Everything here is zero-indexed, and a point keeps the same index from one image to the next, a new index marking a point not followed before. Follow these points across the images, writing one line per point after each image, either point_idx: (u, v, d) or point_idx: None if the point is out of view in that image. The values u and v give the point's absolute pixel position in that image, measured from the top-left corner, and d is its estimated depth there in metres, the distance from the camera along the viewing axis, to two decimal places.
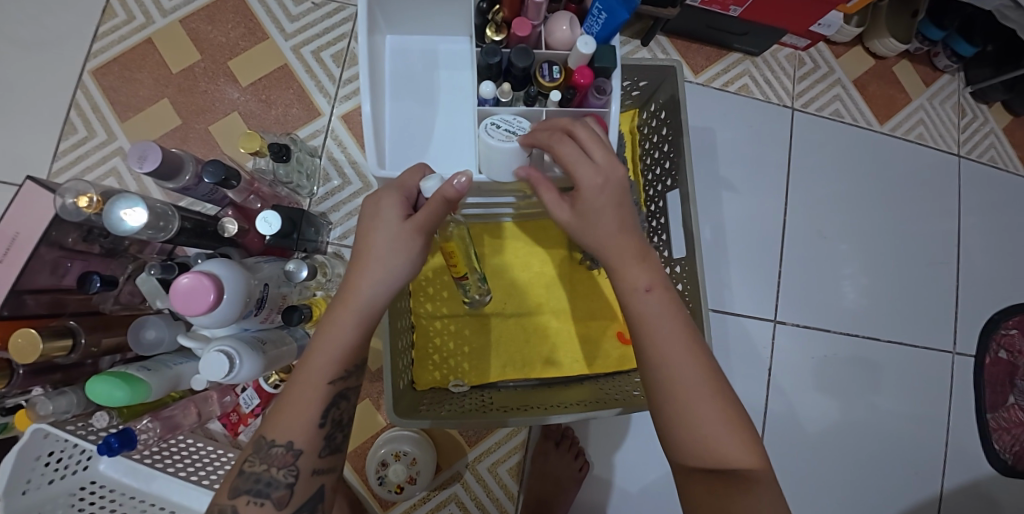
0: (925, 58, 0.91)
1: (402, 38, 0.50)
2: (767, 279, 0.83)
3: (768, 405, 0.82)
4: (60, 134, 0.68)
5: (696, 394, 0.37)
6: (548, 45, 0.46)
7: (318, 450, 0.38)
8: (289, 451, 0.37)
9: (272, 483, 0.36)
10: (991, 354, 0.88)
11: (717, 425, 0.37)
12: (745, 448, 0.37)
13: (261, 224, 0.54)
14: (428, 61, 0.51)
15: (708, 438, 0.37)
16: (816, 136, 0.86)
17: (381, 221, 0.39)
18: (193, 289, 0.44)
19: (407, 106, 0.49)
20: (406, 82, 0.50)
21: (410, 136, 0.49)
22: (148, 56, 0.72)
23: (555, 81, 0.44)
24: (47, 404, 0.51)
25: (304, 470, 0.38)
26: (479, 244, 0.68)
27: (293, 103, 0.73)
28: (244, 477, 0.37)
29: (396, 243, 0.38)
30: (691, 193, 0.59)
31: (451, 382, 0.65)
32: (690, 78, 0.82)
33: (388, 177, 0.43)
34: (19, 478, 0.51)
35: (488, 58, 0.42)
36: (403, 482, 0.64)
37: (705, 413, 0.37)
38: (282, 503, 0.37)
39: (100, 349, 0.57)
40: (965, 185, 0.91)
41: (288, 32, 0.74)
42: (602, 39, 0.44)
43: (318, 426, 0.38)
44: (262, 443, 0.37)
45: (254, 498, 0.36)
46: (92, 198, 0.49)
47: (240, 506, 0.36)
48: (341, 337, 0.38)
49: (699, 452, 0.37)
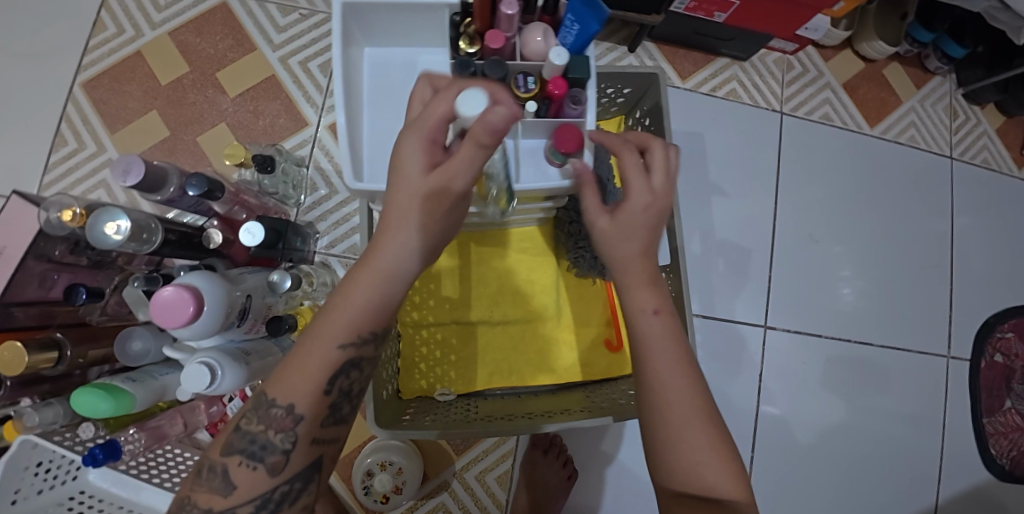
0: (916, 60, 0.90)
1: (382, 51, 0.49)
2: (756, 283, 0.82)
3: (760, 410, 0.81)
4: (51, 147, 0.69)
5: (688, 423, 0.38)
6: (523, 56, 0.46)
7: (321, 419, 0.35)
8: (289, 415, 0.34)
9: (267, 447, 0.34)
10: (987, 358, 0.88)
11: (708, 457, 0.38)
12: (731, 476, 0.38)
13: (244, 235, 0.54)
14: (408, 73, 0.48)
15: (703, 473, 0.38)
16: (806, 139, 0.85)
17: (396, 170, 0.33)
18: (173, 301, 0.44)
19: (381, 120, 0.47)
20: (383, 95, 0.48)
21: (389, 147, 0.46)
22: (137, 69, 0.72)
23: (529, 92, 0.43)
24: (33, 416, 0.53)
25: (304, 437, 0.35)
26: (457, 256, 0.68)
27: (280, 114, 0.73)
28: (240, 435, 0.34)
29: (425, 196, 0.33)
30: None
31: (437, 391, 0.66)
32: (677, 83, 0.82)
33: (364, 190, 0.42)
34: (10, 484, 0.51)
35: (462, 70, 0.42)
36: (389, 491, 0.64)
37: (701, 453, 0.38)
38: (276, 470, 0.34)
39: (87, 360, 0.58)
40: (958, 186, 0.90)
41: (275, 42, 0.74)
42: (575, 50, 0.44)
43: (324, 394, 0.35)
44: (263, 400, 0.34)
45: (248, 460, 0.34)
46: (76, 211, 0.50)
47: (231, 467, 0.34)
48: (356, 305, 0.35)
49: (688, 481, 0.38)
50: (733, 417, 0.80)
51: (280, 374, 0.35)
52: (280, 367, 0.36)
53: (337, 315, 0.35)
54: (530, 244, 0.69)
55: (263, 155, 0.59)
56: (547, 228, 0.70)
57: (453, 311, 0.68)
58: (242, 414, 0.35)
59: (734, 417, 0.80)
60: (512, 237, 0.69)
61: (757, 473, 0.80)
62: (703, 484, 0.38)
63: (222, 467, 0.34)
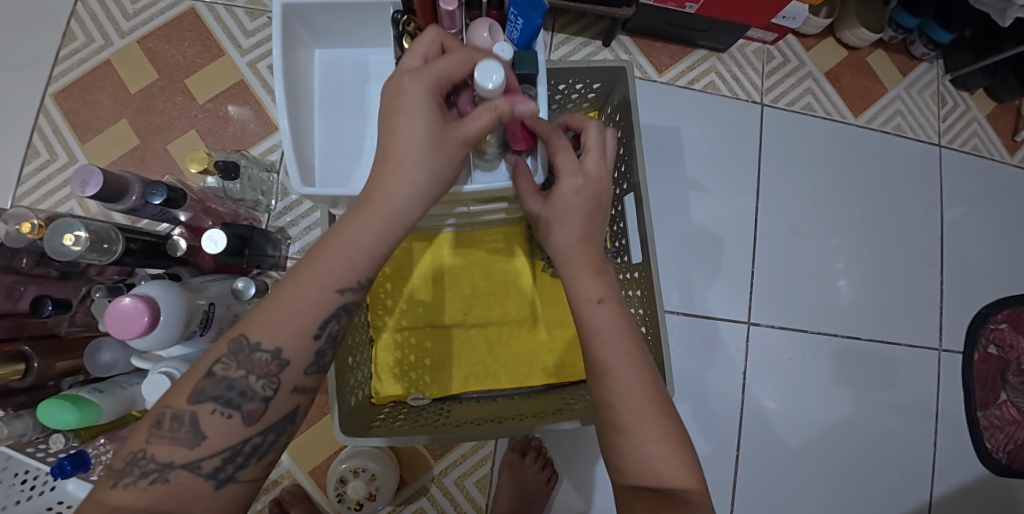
0: (901, 47, 0.88)
1: (333, 51, 0.48)
2: (740, 278, 0.81)
3: (747, 408, 0.79)
4: (24, 158, 0.69)
5: (639, 416, 0.38)
6: None
7: (306, 365, 0.33)
8: (274, 360, 0.31)
9: (247, 393, 0.31)
10: (980, 350, 0.86)
11: (661, 446, 0.37)
12: (685, 470, 0.37)
13: (206, 243, 0.53)
14: (358, 74, 0.48)
15: (658, 463, 0.37)
16: (789, 131, 0.84)
17: (401, 109, 0.32)
18: (128, 313, 0.44)
19: (337, 118, 0.46)
20: (336, 97, 0.47)
21: (341, 149, 0.46)
22: (107, 78, 0.72)
23: None
24: (3, 428, 0.53)
25: (286, 385, 0.32)
26: (432, 258, 0.67)
27: (250, 119, 0.72)
28: (215, 381, 0.31)
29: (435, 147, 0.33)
30: (645, 196, 0.57)
31: (411, 395, 0.65)
32: (654, 77, 0.80)
33: (312, 193, 0.41)
34: None
35: None
36: (363, 498, 0.63)
37: (654, 445, 0.37)
38: (253, 418, 0.31)
39: (56, 372, 0.58)
40: (948, 175, 0.88)
41: (244, 47, 0.74)
42: (523, 46, 0.43)
43: (314, 337, 0.32)
44: (242, 343, 0.31)
45: (222, 408, 0.31)
46: (34, 223, 0.50)
47: (203, 414, 0.30)
48: (354, 243, 0.32)
49: (642, 474, 0.37)
50: (719, 417, 0.78)
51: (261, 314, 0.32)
52: (258, 306, 0.32)
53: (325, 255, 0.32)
54: (504, 246, 0.68)
55: (225, 162, 0.58)
56: (521, 229, 0.69)
57: (428, 314, 0.67)
58: (218, 357, 0.31)
59: (720, 416, 0.78)
60: (485, 237, 0.68)
61: (744, 472, 0.78)
62: (656, 477, 0.37)
63: (190, 416, 0.30)
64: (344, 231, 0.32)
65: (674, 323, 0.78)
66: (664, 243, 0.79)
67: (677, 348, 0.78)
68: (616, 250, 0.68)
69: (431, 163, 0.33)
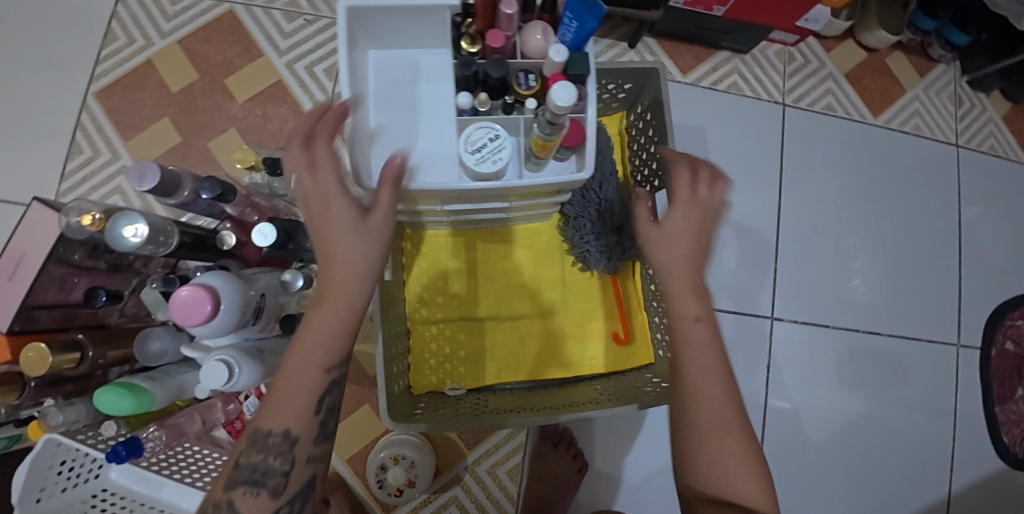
0: (918, 49, 0.90)
1: (386, 54, 0.50)
2: (763, 276, 0.82)
3: (771, 404, 0.81)
4: (67, 154, 0.71)
5: (722, 433, 0.40)
6: (524, 55, 0.46)
7: (314, 437, 0.38)
8: (285, 440, 0.36)
9: (268, 472, 0.36)
10: (997, 346, 0.87)
11: (738, 465, 0.40)
12: (754, 490, 0.40)
13: (257, 236, 0.55)
14: (409, 74, 0.50)
15: (731, 481, 0.40)
16: (809, 131, 0.86)
17: (320, 215, 0.36)
18: (191, 301, 0.46)
19: (392, 118, 0.49)
20: (389, 97, 0.49)
21: (394, 146, 0.48)
22: (148, 77, 0.74)
23: (530, 89, 0.44)
24: (57, 415, 0.55)
25: (301, 457, 0.37)
26: (465, 254, 0.69)
27: (288, 118, 0.74)
28: (241, 468, 0.36)
29: (354, 233, 0.36)
30: None
31: (448, 385, 0.67)
32: (679, 78, 0.82)
33: None
34: (34, 483, 0.56)
35: (464, 69, 0.43)
36: (402, 485, 0.65)
37: (730, 461, 0.40)
38: (278, 492, 0.36)
39: (107, 361, 0.60)
40: (965, 175, 0.90)
41: (282, 48, 0.76)
42: (574, 47, 0.45)
43: (316, 412, 0.37)
44: (258, 434, 0.36)
45: (250, 489, 0.35)
46: (95, 216, 0.51)
47: (236, 498, 0.35)
48: (320, 330, 0.36)
49: (716, 487, 0.40)
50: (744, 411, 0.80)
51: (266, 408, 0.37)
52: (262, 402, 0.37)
53: (297, 348, 0.37)
54: (536, 241, 0.71)
55: (273, 158, 0.60)
56: (553, 226, 0.71)
57: (462, 307, 0.69)
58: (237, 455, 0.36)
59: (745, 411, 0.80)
60: (519, 232, 0.70)
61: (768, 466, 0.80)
62: (729, 491, 0.39)
63: (227, 502, 0.35)
64: (320, 318, 0.37)
65: None
66: None
67: None
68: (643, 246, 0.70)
69: (361, 246, 0.36)
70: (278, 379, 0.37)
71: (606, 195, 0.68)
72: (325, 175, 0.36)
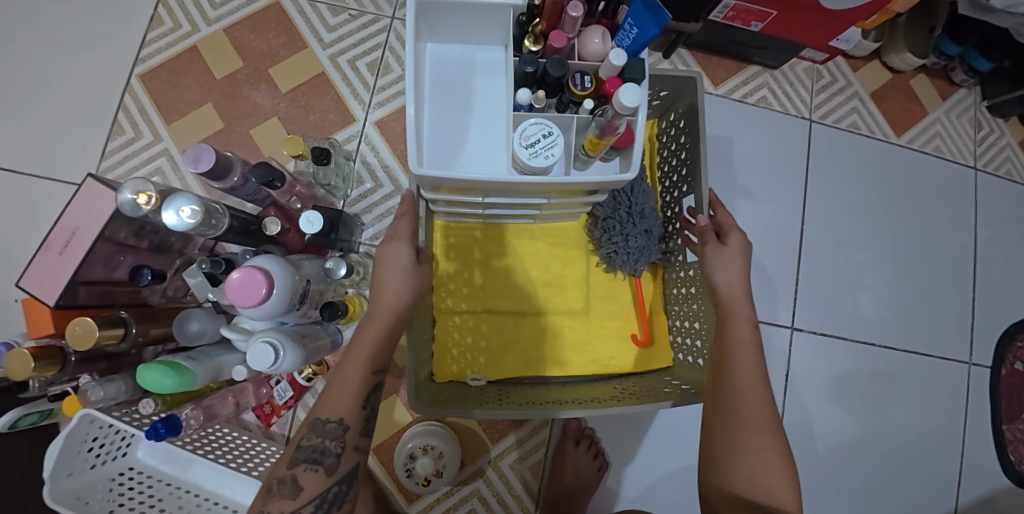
0: (941, 73, 0.92)
1: (442, 48, 0.51)
2: (783, 288, 0.84)
3: (785, 411, 0.83)
4: (110, 134, 0.73)
5: (759, 425, 0.47)
6: (581, 57, 0.49)
7: (361, 428, 0.44)
8: (339, 426, 0.43)
9: (325, 452, 0.42)
10: (1007, 366, 0.89)
11: (772, 457, 0.46)
12: (787, 481, 0.45)
13: (303, 223, 0.56)
14: (464, 69, 0.51)
15: (768, 470, 0.45)
16: (834, 147, 0.88)
17: (385, 260, 0.49)
18: (246, 282, 0.47)
19: (444, 108, 0.50)
20: (444, 89, 0.50)
21: (446, 136, 0.49)
22: (193, 63, 0.75)
23: (585, 90, 0.46)
24: (97, 390, 0.55)
25: (350, 443, 0.43)
26: (493, 248, 0.71)
27: (330, 110, 0.76)
28: (301, 449, 0.42)
29: (409, 273, 0.48)
30: (705, 197, 0.61)
31: (469, 376, 0.67)
32: (710, 89, 0.84)
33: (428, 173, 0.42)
34: (65, 459, 0.57)
35: (525, 66, 0.45)
36: (430, 475, 0.66)
37: (767, 452, 0.46)
38: (332, 471, 0.42)
39: (147, 339, 0.60)
40: (981, 197, 0.92)
41: (326, 41, 0.77)
42: (632, 53, 0.47)
43: (363, 407, 0.45)
44: (317, 421, 0.43)
45: (311, 466, 0.41)
46: (151, 197, 0.52)
47: (299, 474, 0.41)
48: (372, 337, 0.46)
49: (755, 476, 0.45)
50: None
51: (324, 401, 0.44)
52: (321, 396, 0.45)
53: (352, 353, 0.45)
54: (564, 239, 0.72)
55: (321, 149, 0.61)
56: (580, 226, 0.73)
57: (487, 300, 0.71)
58: (298, 441, 0.42)
59: None
60: (548, 229, 0.71)
61: None
62: (766, 482, 0.45)
63: (291, 478, 0.41)
64: (370, 331, 0.46)
65: None
66: None
67: None
68: (668, 250, 0.71)
69: (415, 283, 0.49)
70: (333, 385, 0.45)
71: (639, 198, 0.67)
72: (397, 232, 0.51)
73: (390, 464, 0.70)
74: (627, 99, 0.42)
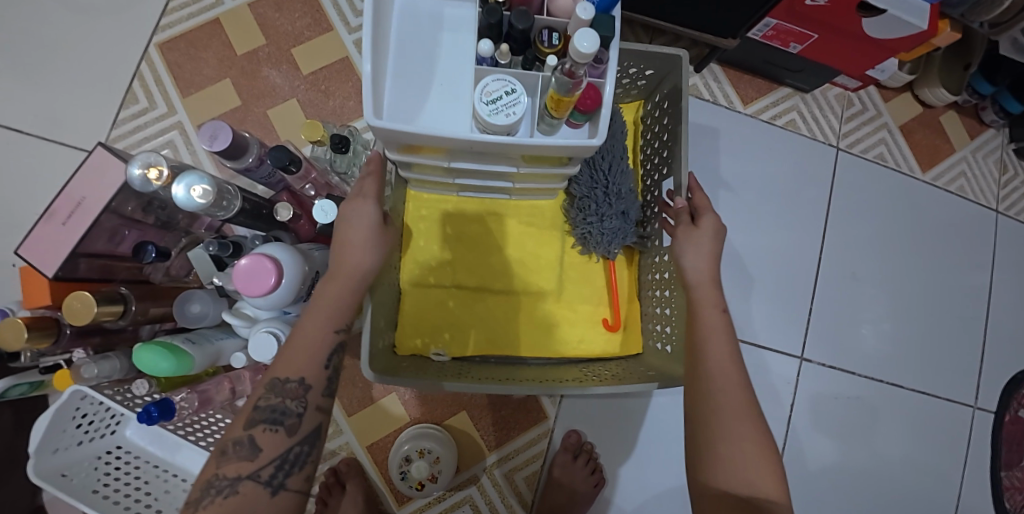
0: (971, 111, 0.91)
1: (411, 2, 0.48)
2: (792, 314, 0.83)
3: (786, 440, 0.81)
4: (122, 103, 0.70)
5: (735, 415, 0.44)
6: (551, 13, 0.45)
7: (324, 388, 0.42)
8: (301, 386, 0.41)
9: (286, 412, 0.40)
10: (1011, 413, 0.88)
11: (750, 450, 0.43)
12: (767, 472, 0.43)
13: (317, 212, 0.53)
14: (431, 24, 0.48)
15: (745, 465, 0.42)
16: (857, 177, 0.86)
17: (348, 223, 0.45)
18: (254, 269, 0.45)
19: (408, 61, 0.47)
20: (413, 43, 0.47)
21: (410, 84, 0.46)
22: (214, 36, 0.73)
23: (553, 47, 0.43)
24: (92, 367, 0.54)
25: (312, 403, 0.41)
26: (466, 221, 0.69)
27: (350, 97, 0.74)
28: (260, 409, 0.39)
29: (374, 232, 0.46)
30: (685, 180, 0.59)
31: (433, 351, 0.65)
32: (739, 108, 0.83)
33: (385, 126, 0.40)
34: (53, 436, 0.56)
35: (489, 18, 0.42)
36: (425, 479, 0.65)
37: (744, 446, 0.43)
38: (293, 430, 0.40)
39: (147, 318, 0.58)
40: (1001, 240, 0.91)
41: (352, 26, 0.75)
42: (601, 9, 0.43)
43: (325, 366, 0.42)
44: (276, 380, 0.40)
45: (270, 425, 0.39)
46: (163, 172, 0.50)
47: (257, 434, 0.39)
48: (332, 300, 0.43)
49: (733, 473, 0.43)
50: None
51: (281, 360, 0.42)
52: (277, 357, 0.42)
53: (309, 314, 0.42)
54: (540, 219, 0.70)
55: (340, 136, 0.58)
56: (558, 205, 0.71)
57: (456, 275, 0.69)
58: (256, 399, 0.40)
59: None
60: (523, 207, 0.70)
61: None
62: (746, 477, 0.42)
63: (248, 438, 0.38)
64: (329, 292, 0.43)
65: None
66: (729, 269, 0.82)
67: None
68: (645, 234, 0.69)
69: (380, 245, 0.46)
70: (289, 346, 0.42)
71: (616, 179, 0.65)
72: (364, 190, 0.47)
73: (383, 464, 0.69)
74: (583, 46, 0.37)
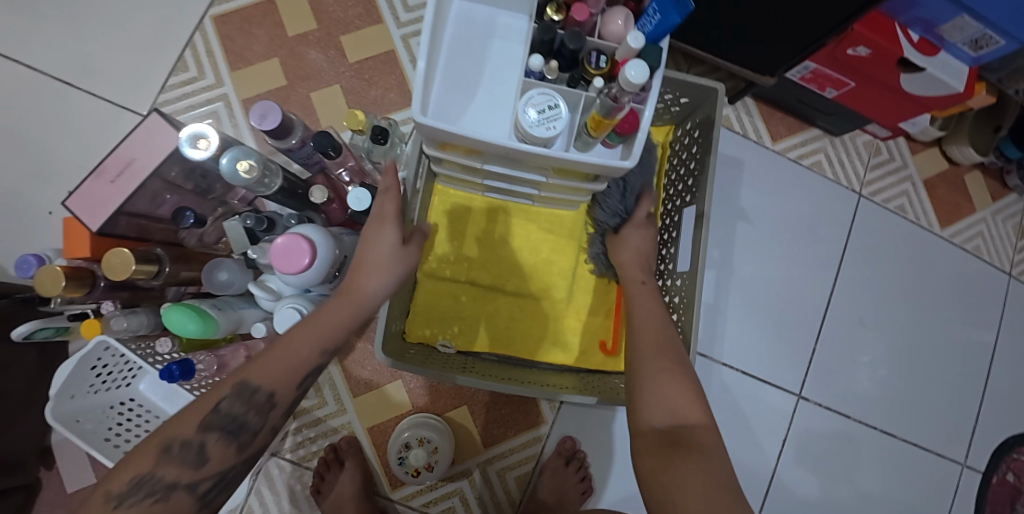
0: (996, 173, 0.92)
1: (468, 6, 0.50)
2: (793, 350, 0.84)
3: (773, 473, 0.82)
4: (173, 69, 0.73)
5: (655, 353, 0.49)
6: (601, 36, 0.47)
7: (285, 410, 0.40)
8: (266, 401, 0.38)
9: (244, 426, 0.37)
10: (999, 475, 0.89)
11: (669, 385, 0.45)
12: (691, 406, 0.43)
13: (351, 199, 0.55)
14: (484, 29, 0.50)
15: (664, 397, 0.44)
16: (874, 224, 0.87)
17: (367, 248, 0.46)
18: (290, 247, 0.48)
19: (458, 59, 0.48)
20: (466, 41, 0.49)
21: (460, 80, 0.48)
22: (268, 15, 0.75)
23: (600, 70, 0.45)
24: (120, 320, 0.56)
25: (270, 425, 0.39)
26: (486, 221, 0.71)
27: (392, 89, 0.76)
28: (218, 414, 0.36)
29: (392, 258, 0.46)
30: (707, 212, 0.61)
31: (439, 341, 0.67)
32: (768, 144, 0.85)
33: (427, 124, 0.41)
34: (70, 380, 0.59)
35: (543, 34, 0.44)
36: (421, 467, 0.68)
37: (660, 380, 0.45)
38: (242, 449, 0.37)
39: (176, 280, 0.60)
40: (1009, 304, 0.91)
41: (402, 20, 0.77)
42: (652, 39, 0.44)
43: (297, 386, 0.40)
44: (246, 386, 0.37)
45: (224, 436, 0.36)
46: (210, 143, 0.52)
47: (208, 443, 0.35)
48: (337, 317, 0.42)
49: (654, 407, 0.44)
50: (745, 476, 0.81)
51: (254, 366, 0.39)
52: (252, 362, 0.39)
53: (301, 329, 0.41)
54: (559, 227, 0.72)
55: (380, 127, 0.60)
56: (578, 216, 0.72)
57: (471, 272, 0.71)
58: (217, 401, 0.37)
59: (746, 476, 0.82)
60: (545, 214, 0.71)
61: None
62: (667, 409, 0.43)
63: (198, 444, 0.35)
64: (333, 315, 0.42)
65: (727, 376, 0.82)
66: (737, 299, 0.84)
67: (723, 395, 0.82)
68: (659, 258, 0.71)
69: (395, 272, 0.46)
70: (271, 353, 0.40)
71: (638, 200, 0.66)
72: (385, 212, 0.48)
73: (381, 447, 0.71)
74: (633, 76, 0.40)
